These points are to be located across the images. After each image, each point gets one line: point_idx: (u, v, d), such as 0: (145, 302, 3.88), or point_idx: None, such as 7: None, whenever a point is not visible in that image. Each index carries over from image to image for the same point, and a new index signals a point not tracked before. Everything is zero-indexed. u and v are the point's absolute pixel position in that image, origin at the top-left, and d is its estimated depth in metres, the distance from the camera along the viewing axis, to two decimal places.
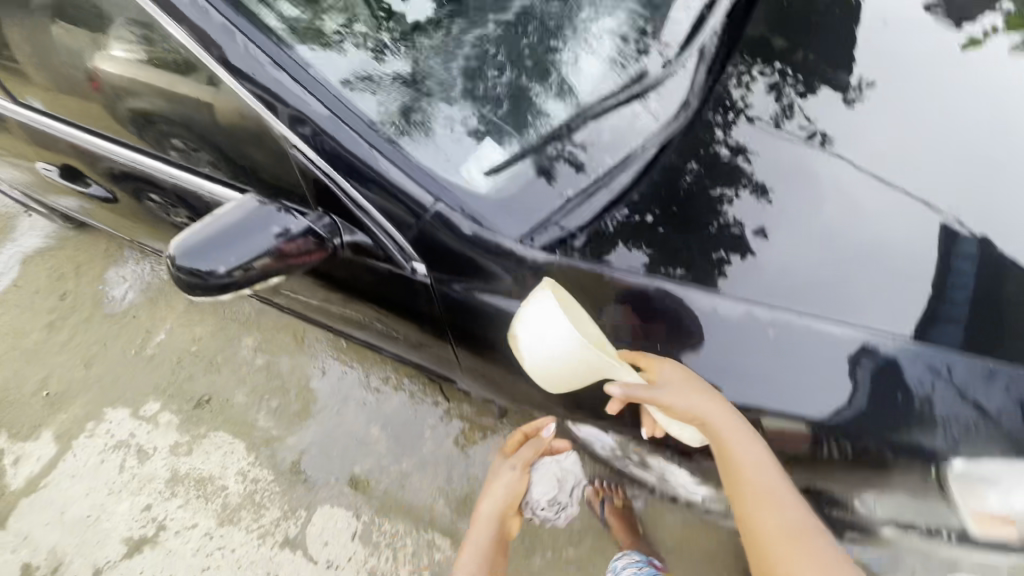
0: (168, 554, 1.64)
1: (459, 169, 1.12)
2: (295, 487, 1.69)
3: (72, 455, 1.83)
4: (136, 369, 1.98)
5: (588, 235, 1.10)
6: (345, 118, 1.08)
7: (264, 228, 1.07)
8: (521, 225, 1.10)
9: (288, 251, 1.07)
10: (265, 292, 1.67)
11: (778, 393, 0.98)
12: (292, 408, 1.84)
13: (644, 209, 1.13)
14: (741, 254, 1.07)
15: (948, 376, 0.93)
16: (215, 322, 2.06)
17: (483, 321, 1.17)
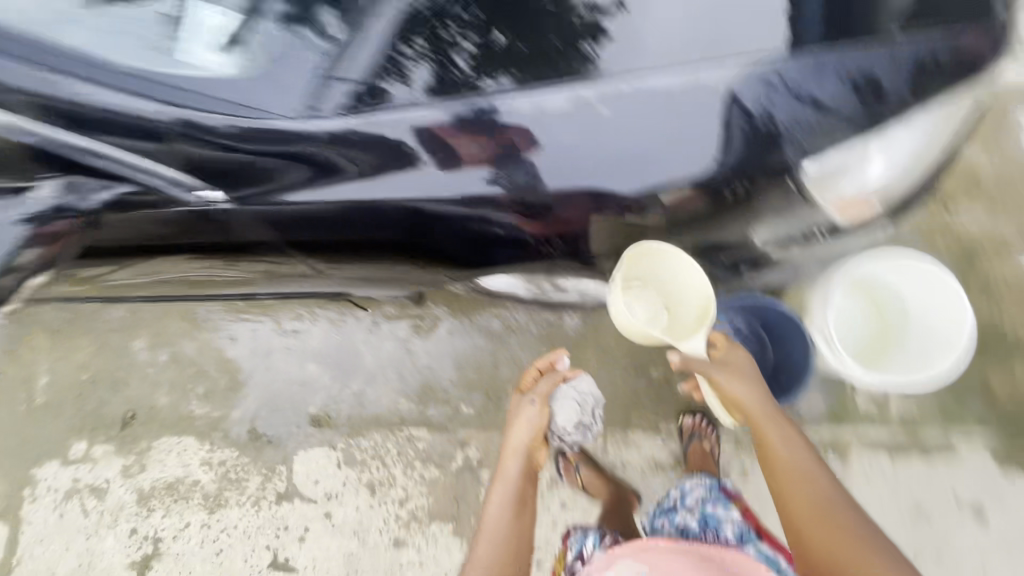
0: (178, 557, 1.66)
1: (198, 58, 0.91)
2: (262, 450, 1.67)
3: (29, 524, 1.73)
4: (36, 422, 1.78)
5: (412, 77, 0.92)
6: (47, 54, 0.87)
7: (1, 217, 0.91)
8: (297, 97, 0.91)
9: (46, 235, 0.94)
10: (81, 287, 1.38)
11: (651, 167, 0.90)
12: (219, 385, 1.71)
13: (489, 20, 0.93)
14: (599, 40, 0.92)
15: (780, 84, 0.89)
16: (88, 341, 1.80)
17: (308, 222, 0.95)
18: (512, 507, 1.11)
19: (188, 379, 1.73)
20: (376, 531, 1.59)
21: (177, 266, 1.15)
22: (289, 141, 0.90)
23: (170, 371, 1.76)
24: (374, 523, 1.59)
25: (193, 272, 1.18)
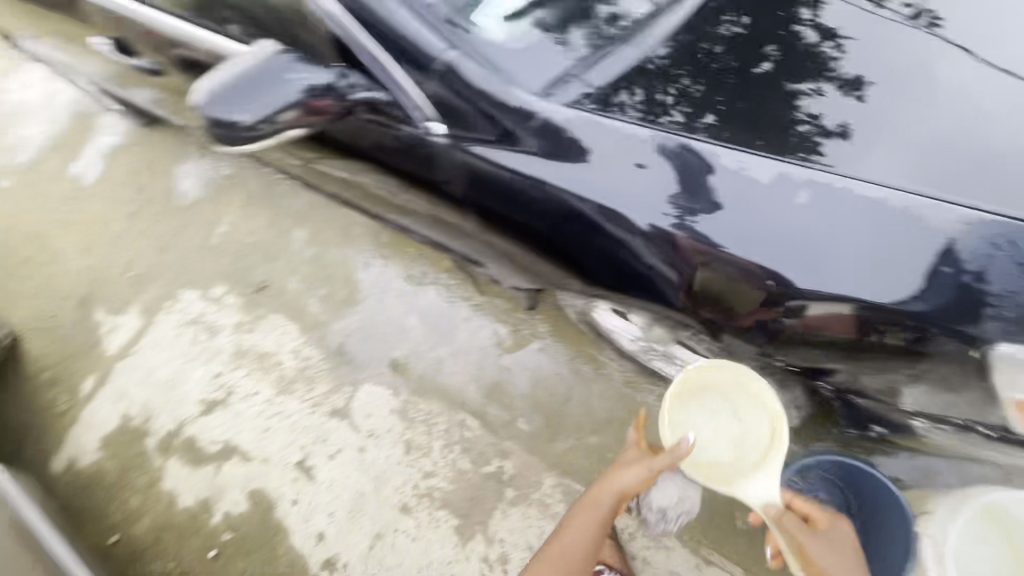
0: (236, 414, 1.87)
1: (495, 33, 1.15)
2: (341, 366, 1.82)
3: (156, 328, 2.07)
4: (201, 256, 2.14)
5: (673, 103, 1.07)
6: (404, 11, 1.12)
7: (283, 79, 1.11)
8: (540, 81, 1.11)
9: (312, 105, 1.13)
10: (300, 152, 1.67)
11: (803, 262, 0.92)
12: (339, 295, 1.92)
13: (714, 85, 1.08)
14: (830, 137, 0.99)
15: (1010, 250, 0.87)
16: (270, 214, 2.13)
17: (518, 207, 1.17)
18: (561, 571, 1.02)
19: (317, 281, 1.96)
20: (393, 488, 1.64)
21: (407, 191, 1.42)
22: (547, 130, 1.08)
23: (310, 267, 1.99)
24: (394, 479, 1.65)
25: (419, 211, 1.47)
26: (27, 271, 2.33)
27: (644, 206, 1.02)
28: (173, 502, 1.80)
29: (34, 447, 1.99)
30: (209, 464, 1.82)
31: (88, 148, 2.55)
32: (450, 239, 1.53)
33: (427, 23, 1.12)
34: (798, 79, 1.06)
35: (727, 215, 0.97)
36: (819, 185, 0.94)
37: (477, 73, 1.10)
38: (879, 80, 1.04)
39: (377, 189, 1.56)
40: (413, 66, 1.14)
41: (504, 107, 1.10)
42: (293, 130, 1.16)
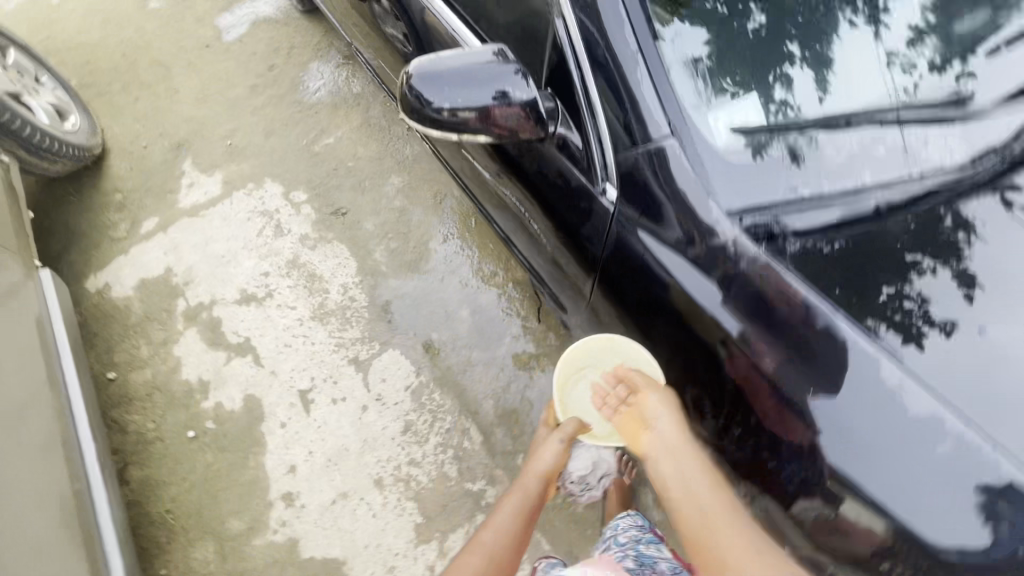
0: (266, 318, 1.89)
1: (706, 114, 0.93)
2: (379, 322, 1.82)
3: (229, 203, 2.10)
4: (298, 156, 2.15)
5: (802, 248, 0.90)
6: (612, 27, 0.94)
7: (490, 82, 0.84)
8: (738, 198, 0.92)
9: (497, 121, 0.85)
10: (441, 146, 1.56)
11: (876, 479, 0.82)
12: (407, 255, 1.91)
13: (842, 236, 0.91)
14: (938, 330, 0.85)
15: None
16: (377, 148, 2.12)
17: (631, 280, 1.05)
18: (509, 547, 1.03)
19: (393, 232, 1.96)
20: (375, 459, 1.65)
21: (515, 194, 1.25)
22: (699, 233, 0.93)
23: (391, 216, 1.99)
24: (380, 450, 1.66)
25: (518, 223, 1.32)
26: (140, 94, 2.38)
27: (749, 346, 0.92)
28: (177, 369, 1.85)
29: (80, 259, 2.07)
30: (222, 351, 1.86)
31: (240, 5, 2.56)
32: (520, 238, 1.36)
33: (632, 59, 0.93)
34: (924, 252, 0.90)
35: (834, 394, 0.86)
36: (941, 420, 0.81)
37: (657, 122, 0.93)
38: (1003, 289, 0.87)
39: (470, 157, 1.39)
40: (591, 79, 0.97)
41: (656, 171, 0.95)
42: (472, 140, 0.88)
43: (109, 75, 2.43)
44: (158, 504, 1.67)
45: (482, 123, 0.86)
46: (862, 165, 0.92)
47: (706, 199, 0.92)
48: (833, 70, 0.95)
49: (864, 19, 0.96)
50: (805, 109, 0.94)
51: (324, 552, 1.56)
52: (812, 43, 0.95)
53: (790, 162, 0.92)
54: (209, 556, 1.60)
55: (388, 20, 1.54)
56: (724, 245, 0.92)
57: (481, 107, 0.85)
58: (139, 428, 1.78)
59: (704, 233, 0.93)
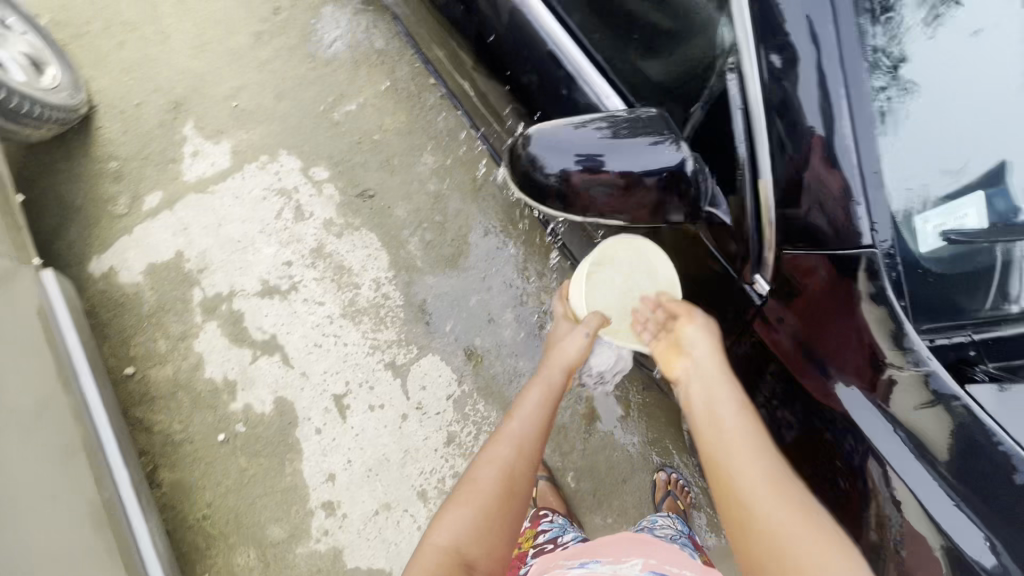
0: (292, 314, 1.75)
1: (915, 216, 0.79)
2: (417, 323, 1.70)
3: (242, 178, 1.88)
4: (317, 125, 1.90)
5: (984, 347, 0.83)
6: (813, 94, 0.76)
7: (568, 155, 0.78)
8: (935, 317, 0.82)
9: (574, 193, 0.80)
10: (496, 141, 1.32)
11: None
12: (444, 249, 1.76)
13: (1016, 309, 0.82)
14: None
15: None
16: (406, 119, 1.88)
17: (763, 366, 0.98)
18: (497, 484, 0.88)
19: (428, 221, 1.78)
20: (418, 470, 1.60)
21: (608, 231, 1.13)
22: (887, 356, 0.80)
23: (425, 202, 1.80)
24: (424, 462, 1.61)
25: None
26: (123, 37, 2.03)
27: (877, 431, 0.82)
28: (200, 367, 1.73)
29: (78, 238, 1.87)
30: (247, 349, 1.73)
31: None
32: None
33: (834, 146, 0.77)
34: None
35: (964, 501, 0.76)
36: None
37: (861, 229, 0.79)
38: None
39: None
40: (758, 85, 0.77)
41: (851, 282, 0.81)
42: (597, 216, 0.85)
43: (81, 8, 2.05)
44: (193, 509, 1.63)
45: (609, 200, 0.81)
46: (968, 122, 0.77)
47: (897, 308, 0.79)
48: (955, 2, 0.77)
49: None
50: (909, 48, 0.77)
51: (370, 562, 1.55)
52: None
53: (938, 159, 0.78)
54: (251, 563, 1.58)
55: None
56: (915, 377, 0.79)
57: (561, 179, 0.79)
58: (164, 429, 1.69)
59: (885, 360, 0.80)
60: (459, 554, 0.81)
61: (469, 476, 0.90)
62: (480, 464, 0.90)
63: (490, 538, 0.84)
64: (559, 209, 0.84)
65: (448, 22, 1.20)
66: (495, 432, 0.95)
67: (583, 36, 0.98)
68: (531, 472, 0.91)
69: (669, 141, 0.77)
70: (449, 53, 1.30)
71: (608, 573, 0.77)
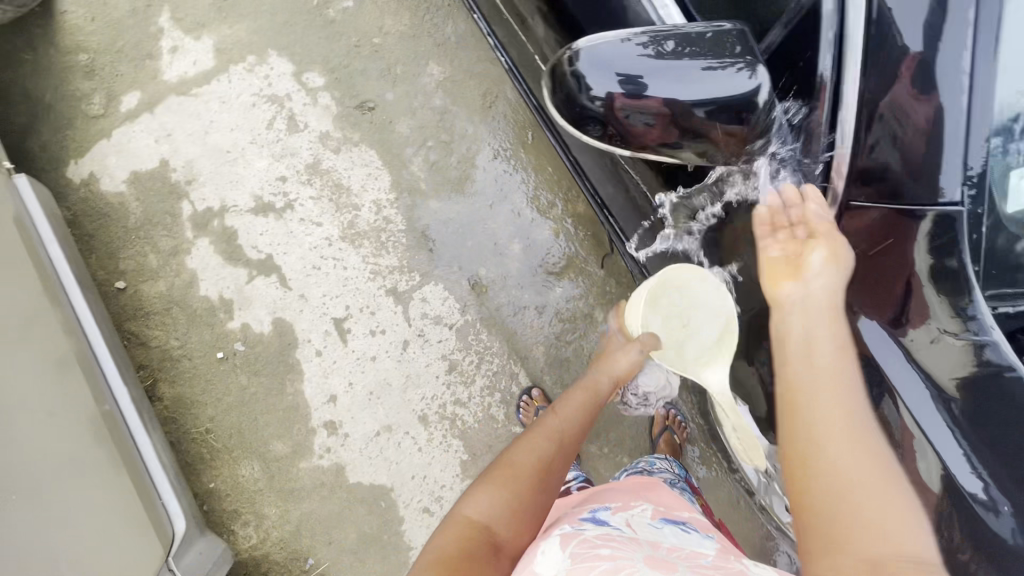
0: (289, 234, 1.67)
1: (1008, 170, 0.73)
2: (419, 249, 1.64)
3: (227, 80, 1.71)
4: (310, 22, 1.70)
5: None
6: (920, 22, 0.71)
7: (619, 76, 0.68)
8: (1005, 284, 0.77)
9: (620, 119, 0.71)
10: (516, 53, 1.18)
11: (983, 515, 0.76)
12: (451, 172, 1.65)
13: None
14: None
15: None
16: (410, 21, 1.69)
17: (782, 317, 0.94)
18: (538, 466, 0.89)
19: (434, 139, 1.66)
20: (419, 395, 1.61)
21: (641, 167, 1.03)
22: (939, 306, 0.77)
23: (431, 118, 1.66)
24: (425, 387, 1.62)
25: (629, 193, 1.12)
26: None
27: (903, 371, 0.80)
28: (194, 285, 1.68)
29: (52, 140, 1.72)
30: (243, 268, 1.67)
31: None
32: (617, 207, 1.18)
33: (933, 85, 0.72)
34: None
35: (970, 440, 0.77)
36: None
37: (949, 178, 0.73)
38: None
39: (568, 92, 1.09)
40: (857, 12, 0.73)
41: (921, 243, 0.76)
42: (649, 150, 0.76)
43: None
44: (196, 423, 1.64)
45: (666, 134, 0.72)
46: None
47: (971, 272, 0.75)
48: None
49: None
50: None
51: (372, 478, 1.60)
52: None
53: None
54: (255, 474, 1.63)
55: None
56: (971, 345, 0.77)
57: (607, 104, 0.70)
58: (161, 345, 1.67)
59: (940, 324, 0.77)
60: (488, 533, 0.81)
61: (507, 460, 0.90)
62: (516, 451, 0.92)
63: (519, 515, 0.83)
64: (601, 136, 0.75)
65: None
66: (536, 426, 0.99)
67: None
68: (564, 471, 0.93)
69: (741, 64, 0.67)
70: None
71: (624, 523, 0.74)
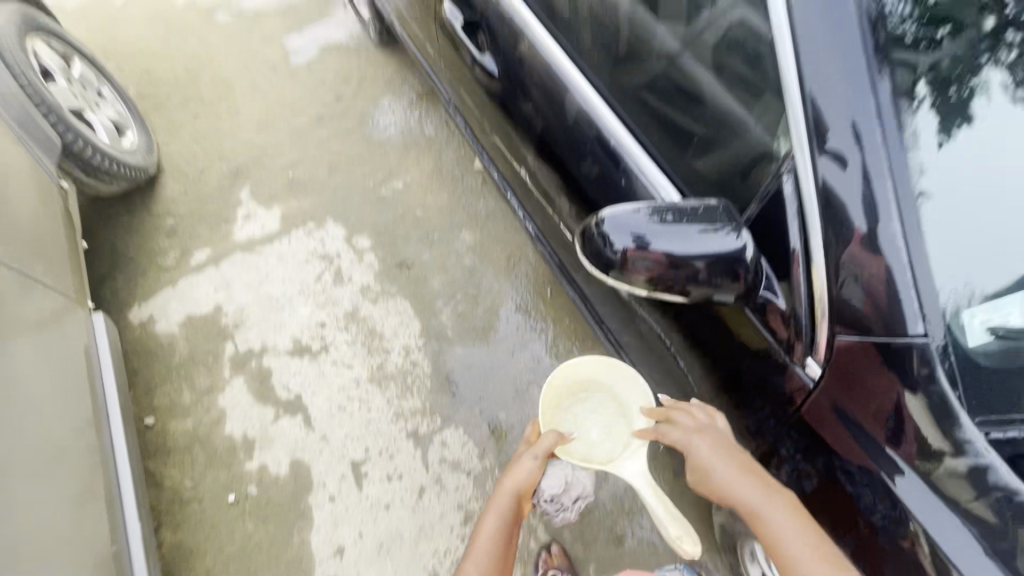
0: (320, 375, 1.76)
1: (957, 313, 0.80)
2: (442, 392, 1.71)
3: (288, 241, 1.99)
4: (364, 198, 2.04)
5: None
6: (873, 185, 0.76)
7: (634, 238, 0.84)
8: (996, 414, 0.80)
9: (636, 269, 0.86)
10: (545, 224, 1.41)
11: None
12: (475, 321, 1.81)
13: None
14: None
15: None
16: (448, 198, 2.02)
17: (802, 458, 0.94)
18: None
19: (462, 293, 1.85)
20: (431, 549, 1.53)
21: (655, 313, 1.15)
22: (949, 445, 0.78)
23: (460, 275, 1.88)
24: (437, 540, 1.54)
25: (646, 338, 1.22)
26: (199, 112, 2.25)
27: (940, 518, 0.79)
28: (220, 422, 1.72)
29: (124, 286, 1.95)
30: (271, 407, 1.73)
31: (310, 27, 2.44)
32: (634, 350, 1.28)
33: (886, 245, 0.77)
34: None
35: None
36: None
37: (910, 318, 0.78)
38: None
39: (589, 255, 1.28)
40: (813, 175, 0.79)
41: (905, 376, 0.79)
42: (663, 290, 0.90)
43: (166, 87, 2.31)
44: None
45: (674, 280, 0.86)
46: (1001, 245, 0.80)
47: (954, 400, 0.78)
48: (965, 108, 0.81)
49: (1013, 81, 0.82)
50: (930, 162, 0.79)
51: None
52: (949, 86, 0.81)
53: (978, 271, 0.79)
54: None
55: (481, 67, 1.36)
56: (971, 467, 0.77)
57: (625, 258, 0.86)
58: (174, 485, 1.65)
59: (939, 448, 0.78)
60: None
61: None
62: None
63: None
64: (623, 281, 0.89)
65: (510, 117, 1.33)
66: None
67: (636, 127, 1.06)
68: None
69: (731, 228, 0.83)
70: (504, 138, 1.42)
71: None
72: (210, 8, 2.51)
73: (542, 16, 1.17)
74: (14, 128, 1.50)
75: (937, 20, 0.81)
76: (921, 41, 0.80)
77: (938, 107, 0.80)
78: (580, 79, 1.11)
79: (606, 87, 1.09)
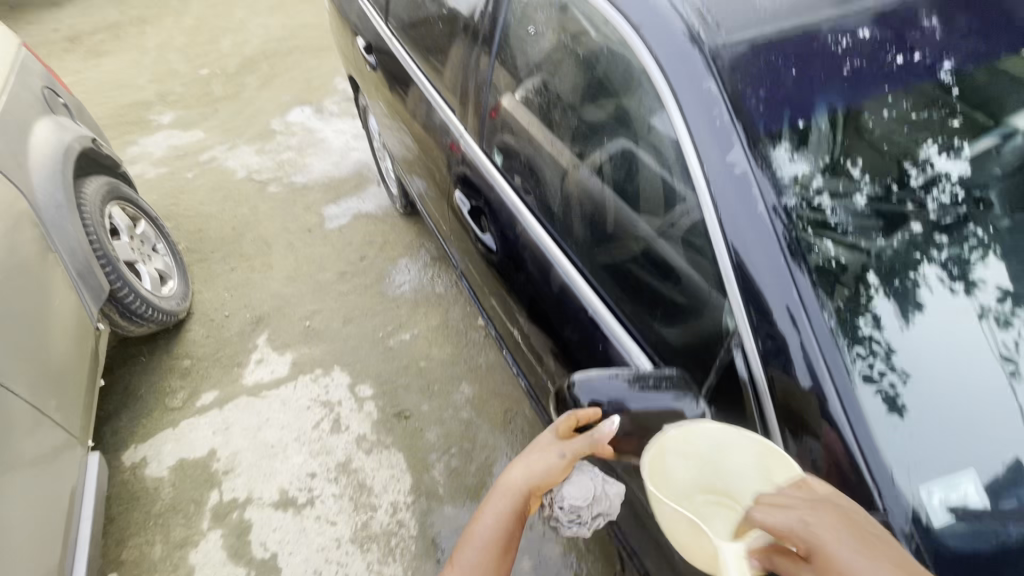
0: (301, 531, 1.68)
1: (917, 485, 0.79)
2: (427, 558, 1.60)
3: (293, 387, 2.06)
4: (372, 348, 2.15)
5: None
6: (815, 358, 0.81)
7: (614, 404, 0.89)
8: None
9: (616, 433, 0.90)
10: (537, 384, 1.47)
11: None
12: (467, 478, 1.76)
13: None
14: None
15: None
16: (452, 351, 2.12)
17: None
18: None
19: (457, 447, 1.84)
20: None
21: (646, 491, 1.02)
22: None
23: (456, 428, 1.89)
24: None
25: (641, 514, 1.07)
26: (237, 265, 2.51)
27: None
28: None
29: (127, 426, 1.98)
30: (243, 567, 1.62)
31: (346, 199, 2.83)
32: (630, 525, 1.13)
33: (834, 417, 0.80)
34: None
35: None
36: None
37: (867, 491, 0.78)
38: None
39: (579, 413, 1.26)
40: (757, 348, 0.86)
41: None
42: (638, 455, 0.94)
43: (212, 244, 2.62)
44: None
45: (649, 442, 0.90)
46: (955, 418, 0.82)
47: None
48: (895, 291, 0.91)
49: (948, 275, 0.93)
50: (875, 343, 0.85)
51: None
52: (891, 278, 0.92)
53: (935, 441, 0.81)
54: None
55: (483, 242, 1.56)
56: None
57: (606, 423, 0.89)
58: None
59: None
60: None
61: None
62: None
63: None
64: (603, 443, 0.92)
65: (507, 285, 1.48)
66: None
67: (614, 304, 1.19)
68: None
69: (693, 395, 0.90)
70: (501, 301, 1.56)
71: None
72: (265, 182, 2.95)
73: (535, 211, 1.39)
74: (72, 275, 1.70)
75: (869, 226, 0.95)
76: (849, 239, 0.93)
77: (873, 289, 0.90)
78: (567, 263, 1.29)
79: (588, 269, 1.24)
